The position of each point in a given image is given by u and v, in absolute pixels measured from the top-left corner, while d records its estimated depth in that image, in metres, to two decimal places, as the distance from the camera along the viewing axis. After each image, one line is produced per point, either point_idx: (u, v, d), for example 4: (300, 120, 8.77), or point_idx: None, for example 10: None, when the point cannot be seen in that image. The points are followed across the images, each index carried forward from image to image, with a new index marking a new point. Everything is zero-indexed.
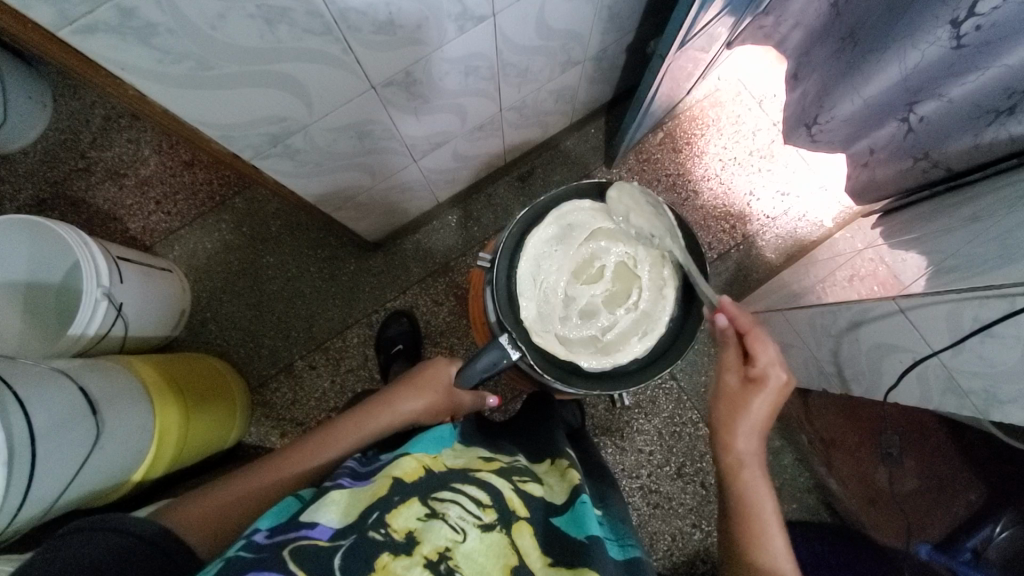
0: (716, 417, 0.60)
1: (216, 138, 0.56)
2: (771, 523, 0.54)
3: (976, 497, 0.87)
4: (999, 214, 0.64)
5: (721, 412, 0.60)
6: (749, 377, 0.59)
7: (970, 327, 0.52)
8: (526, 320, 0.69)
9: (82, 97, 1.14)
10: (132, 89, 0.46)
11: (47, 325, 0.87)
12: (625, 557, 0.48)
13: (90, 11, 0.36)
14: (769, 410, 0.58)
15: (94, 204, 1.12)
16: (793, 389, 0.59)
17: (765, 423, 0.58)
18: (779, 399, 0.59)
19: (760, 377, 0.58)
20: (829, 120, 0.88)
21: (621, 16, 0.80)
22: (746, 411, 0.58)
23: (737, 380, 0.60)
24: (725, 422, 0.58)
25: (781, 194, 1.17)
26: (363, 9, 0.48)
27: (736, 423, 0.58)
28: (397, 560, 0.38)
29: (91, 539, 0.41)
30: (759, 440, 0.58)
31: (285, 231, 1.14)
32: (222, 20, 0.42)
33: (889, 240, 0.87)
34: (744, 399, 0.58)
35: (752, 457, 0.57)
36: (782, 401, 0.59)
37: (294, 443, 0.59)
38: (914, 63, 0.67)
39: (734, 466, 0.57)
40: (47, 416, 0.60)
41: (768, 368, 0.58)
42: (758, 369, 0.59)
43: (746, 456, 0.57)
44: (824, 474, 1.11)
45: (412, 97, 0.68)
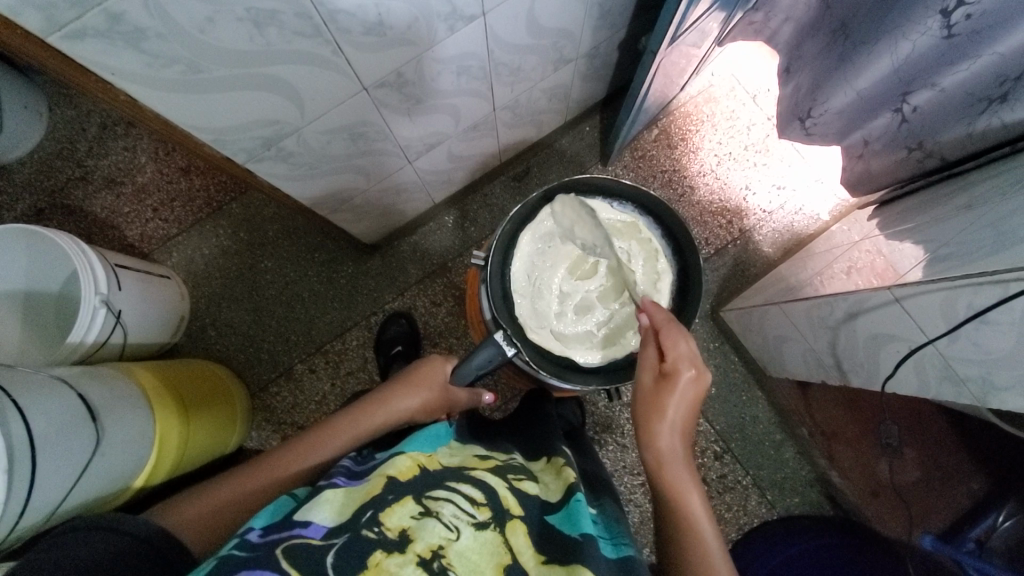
0: (636, 417, 0.58)
1: (209, 142, 0.56)
2: (700, 520, 0.53)
3: (977, 486, 0.92)
4: (993, 202, 0.64)
5: (640, 412, 0.58)
6: (661, 376, 0.57)
7: (966, 314, 0.52)
8: (521, 318, 0.69)
9: (78, 106, 1.15)
10: (123, 94, 0.46)
11: (46, 334, 0.87)
12: (618, 555, 0.47)
13: (78, 17, 0.36)
14: (689, 405, 0.56)
15: (91, 213, 1.13)
16: (709, 383, 0.56)
17: (686, 420, 0.56)
18: (697, 395, 0.56)
19: (670, 375, 0.56)
20: (823, 113, 0.88)
21: (612, 13, 0.80)
22: (662, 411, 0.55)
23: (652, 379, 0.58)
24: (643, 423, 0.57)
25: (777, 188, 1.17)
26: (352, 11, 0.48)
27: (653, 424, 0.56)
28: (390, 558, 0.38)
29: (95, 538, 0.43)
30: (683, 437, 0.56)
31: (282, 235, 1.14)
32: (211, 23, 0.42)
33: (885, 230, 0.87)
34: (657, 400, 0.56)
35: (675, 455, 0.56)
36: (703, 394, 0.56)
37: (292, 440, 0.59)
38: (905, 53, 0.67)
39: (660, 467, 0.56)
40: (47, 424, 0.60)
41: (679, 364, 0.56)
42: (669, 367, 0.56)
43: (668, 456, 0.56)
44: (827, 467, 1.09)
45: (404, 98, 0.68)
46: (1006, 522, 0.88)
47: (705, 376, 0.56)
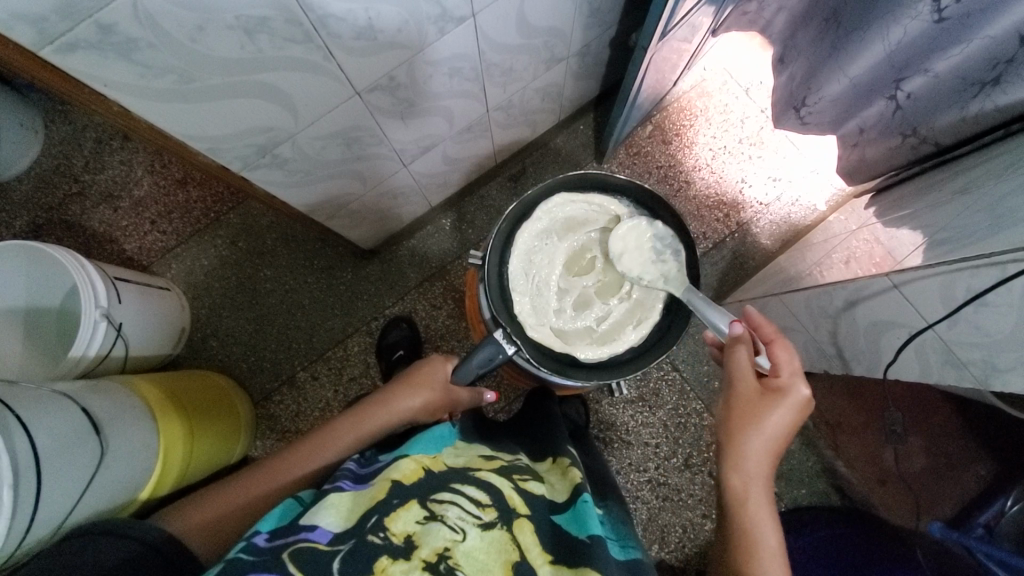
0: (726, 430, 0.56)
1: (203, 151, 0.56)
2: (772, 556, 0.50)
3: (985, 471, 0.92)
4: (988, 186, 0.64)
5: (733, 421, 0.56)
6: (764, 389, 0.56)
7: (964, 296, 0.52)
8: (520, 316, 0.69)
9: (74, 121, 1.15)
10: (118, 105, 0.47)
11: (48, 350, 0.87)
12: (626, 557, 0.48)
13: (69, 29, 0.36)
14: (786, 429, 0.55)
15: (90, 227, 1.13)
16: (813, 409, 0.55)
17: (779, 443, 0.55)
18: (797, 417, 0.55)
19: (778, 390, 0.55)
20: (817, 102, 0.88)
21: (602, 11, 0.80)
22: (761, 423, 0.54)
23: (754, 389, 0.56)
24: (738, 431, 0.55)
25: (772, 180, 1.17)
26: (342, 15, 0.48)
27: (750, 434, 0.54)
28: (395, 564, 0.38)
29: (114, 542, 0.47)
30: (770, 461, 0.55)
31: (280, 243, 1.15)
32: (202, 32, 0.42)
33: (882, 218, 0.87)
34: (756, 413, 0.55)
35: (759, 481, 0.54)
36: (800, 421, 0.55)
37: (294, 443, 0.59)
38: (897, 39, 0.67)
39: (742, 488, 0.53)
40: (50, 437, 0.60)
41: (791, 381, 0.56)
42: (778, 380, 0.56)
43: (754, 478, 0.54)
44: (833, 459, 1.09)
45: (398, 102, 0.69)
46: (1016, 506, 0.87)
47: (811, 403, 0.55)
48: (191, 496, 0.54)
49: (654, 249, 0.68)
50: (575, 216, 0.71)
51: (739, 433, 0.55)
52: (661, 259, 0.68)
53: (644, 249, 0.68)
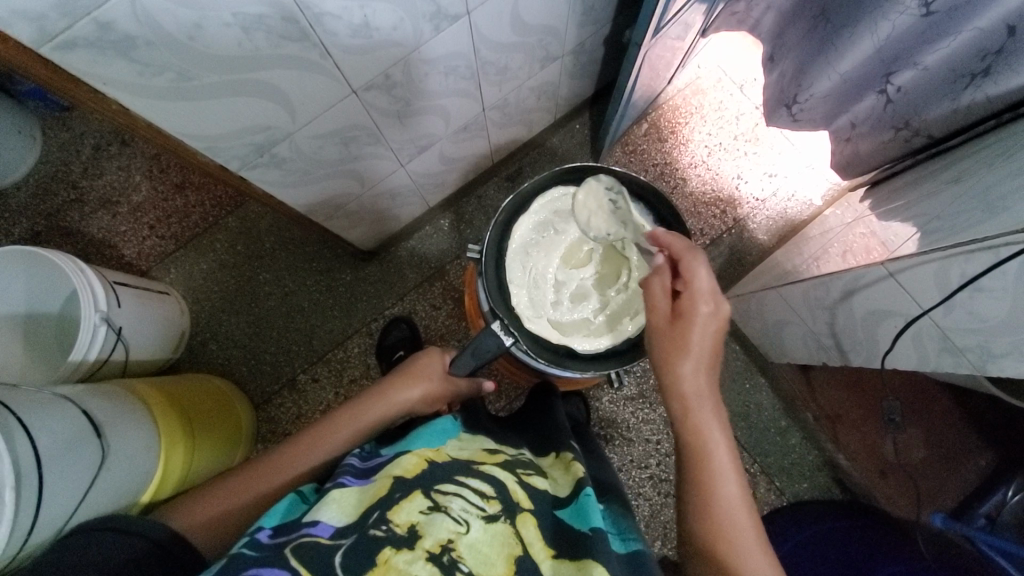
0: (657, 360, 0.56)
1: (202, 150, 0.57)
2: (725, 466, 0.51)
3: (985, 461, 0.93)
4: (980, 174, 0.65)
5: (659, 352, 0.55)
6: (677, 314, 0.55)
7: (958, 282, 0.53)
8: (517, 307, 0.68)
9: (72, 128, 1.16)
10: (116, 104, 0.47)
11: (47, 356, 0.87)
12: (627, 550, 0.48)
13: (68, 27, 0.37)
14: (710, 343, 0.54)
15: (89, 233, 1.13)
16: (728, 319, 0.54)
17: (708, 358, 0.54)
18: (716, 331, 0.54)
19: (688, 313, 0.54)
20: (808, 98, 0.88)
21: (595, 9, 0.81)
22: (685, 348, 0.54)
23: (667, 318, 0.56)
24: (663, 361, 0.55)
25: (768, 176, 1.18)
26: (338, 14, 0.49)
27: (675, 363, 0.54)
28: (399, 554, 0.38)
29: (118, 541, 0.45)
30: (707, 378, 0.54)
31: (280, 246, 1.15)
32: (200, 30, 0.43)
33: (876, 210, 0.88)
34: (674, 344, 0.54)
35: (701, 400, 0.53)
36: (722, 333, 0.55)
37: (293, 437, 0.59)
38: (886, 34, 0.68)
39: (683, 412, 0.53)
40: (51, 439, 0.60)
41: (695, 302, 0.55)
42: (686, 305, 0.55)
43: (692, 398, 0.53)
44: (834, 451, 1.07)
45: (394, 101, 0.69)
46: (1017, 496, 0.87)
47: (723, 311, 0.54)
48: (194, 491, 0.54)
49: (607, 202, 0.69)
50: (591, 204, 0.69)
51: (664, 364, 0.54)
52: (618, 212, 0.69)
53: (599, 203, 0.69)
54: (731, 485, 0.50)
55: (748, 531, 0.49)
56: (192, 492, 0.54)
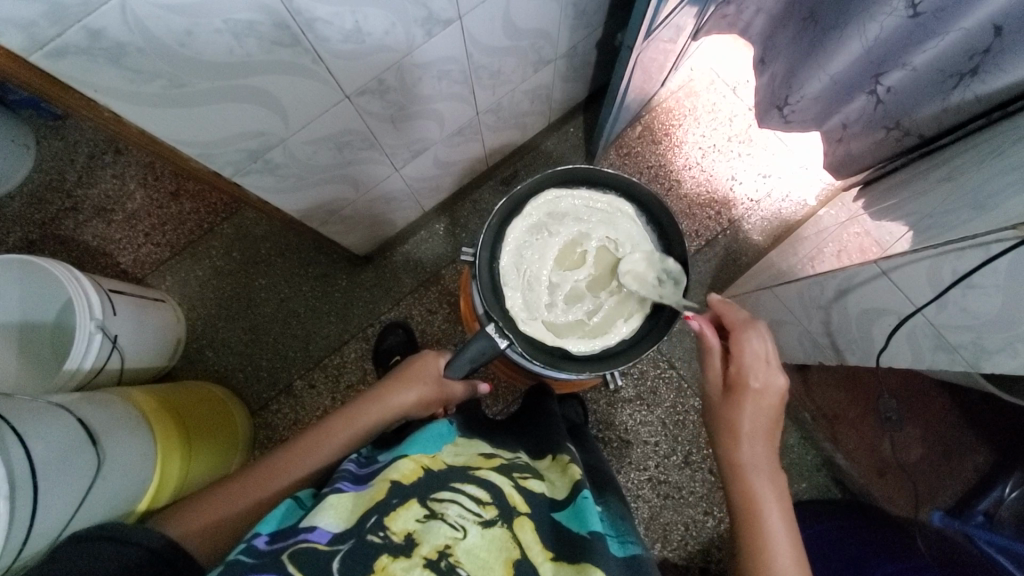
0: (715, 429, 0.60)
1: (195, 156, 0.56)
2: (778, 531, 0.52)
3: (983, 460, 0.92)
4: (970, 172, 0.66)
5: (716, 425, 0.60)
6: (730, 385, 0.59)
7: (950, 279, 0.53)
8: (511, 310, 0.69)
9: (66, 137, 1.16)
10: (108, 110, 0.47)
11: (43, 365, 0.87)
12: (626, 553, 0.48)
13: (59, 34, 0.37)
14: (765, 414, 0.58)
15: (83, 242, 1.13)
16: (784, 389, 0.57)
17: (763, 431, 0.57)
18: (768, 403, 0.58)
19: (739, 384, 0.58)
20: (799, 100, 0.89)
21: (587, 12, 0.82)
22: (738, 419, 0.57)
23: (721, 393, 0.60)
24: (720, 432, 0.59)
25: (762, 176, 1.18)
26: (328, 19, 0.49)
27: (730, 434, 0.57)
28: (396, 562, 0.38)
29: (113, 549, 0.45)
30: (765, 448, 0.57)
31: (275, 253, 1.15)
32: (190, 36, 0.43)
33: (869, 209, 0.88)
34: (727, 413, 0.58)
35: (757, 466, 0.56)
36: (777, 408, 0.58)
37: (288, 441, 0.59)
38: (875, 35, 0.68)
39: (738, 475, 0.56)
40: (47, 449, 0.60)
41: (746, 373, 0.58)
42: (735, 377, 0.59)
43: (749, 468, 0.56)
44: (832, 450, 1.08)
45: (387, 105, 0.69)
46: (1014, 493, 0.88)
47: (776, 386, 0.58)
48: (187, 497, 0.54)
49: (657, 274, 0.69)
50: (641, 266, 0.69)
51: (721, 430, 0.58)
52: (661, 284, 0.68)
53: (648, 272, 0.69)
54: (784, 551, 0.51)
55: None
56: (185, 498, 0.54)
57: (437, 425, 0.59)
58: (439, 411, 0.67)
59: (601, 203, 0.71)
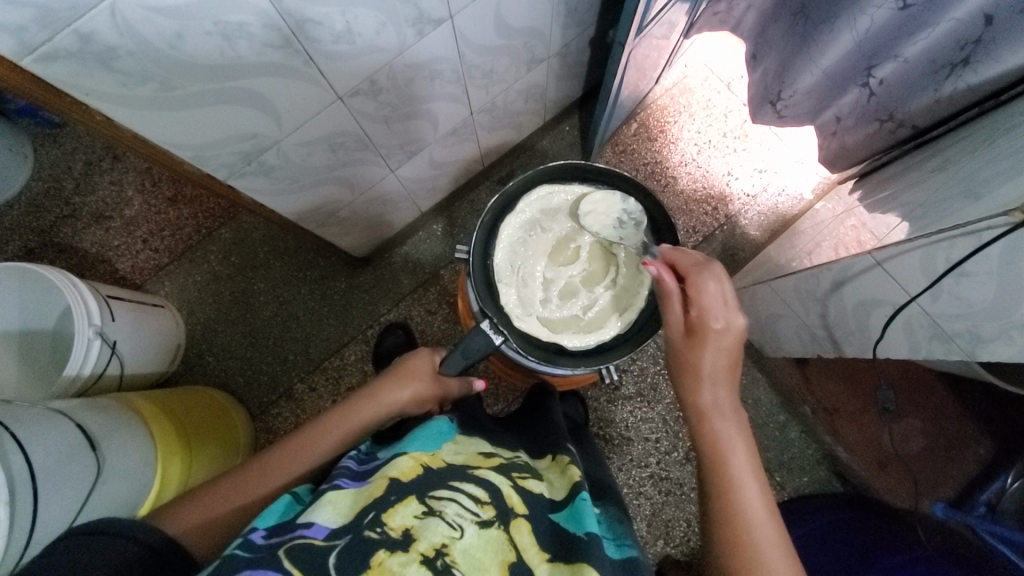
0: (677, 373, 0.57)
1: (189, 159, 0.57)
2: (744, 471, 0.51)
3: (984, 450, 0.95)
4: (963, 161, 0.66)
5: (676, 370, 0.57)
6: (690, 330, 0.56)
7: (944, 266, 0.53)
8: (507, 306, 0.69)
9: (63, 145, 1.16)
10: (100, 114, 0.47)
11: (43, 372, 0.87)
12: (622, 555, 0.48)
13: (49, 39, 0.37)
14: (726, 356, 0.54)
15: (82, 249, 1.13)
16: (743, 329, 0.54)
17: (724, 371, 0.55)
18: (729, 345, 0.54)
19: (700, 328, 0.55)
20: (792, 95, 0.89)
21: (579, 10, 0.82)
22: (699, 363, 0.54)
23: (680, 337, 0.57)
24: (681, 379, 0.56)
25: (758, 171, 1.18)
26: (319, 20, 0.49)
27: (690, 379, 0.55)
28: (393, 556, 0.38)
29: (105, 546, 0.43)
30: (727, 387, 0.55)
31: (273, 256, 1.15)
32: (181, 39, 0.43)
33: (865, 201, 0.88)
34: (689, 357, 0.55)
35: (720, 411, 0.54)
36: (738, 347, 0.55)
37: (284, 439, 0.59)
38: (865, 28, 0.68)
39: (703, 419, 0.54)
40: (46, 454, 0.60)
41: (707, 317, 0.54)
42: (695, 321, 0.55)
43: (711, 410, 0.54)
44: (833, 445, 1.04)
45: (381, 106, 0.70)
46: (1016, 483, 0.89)
47: (737, 327, 0.54)
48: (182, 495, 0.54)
49: (618, 216, 0.70)
50: (601, 207, 0.70)
51: (683, 377, 0.56)
52: (623, 224, 0.70)
53: (609, 213, 0.70)
54: (751, 490, 0.50)
55: (769, 537, 0.48)
56: (180, 497, 0.53)
57: (431, 422, 0.58)
58: (435, 407, 0.67)
59: (595, 198, 0.71)
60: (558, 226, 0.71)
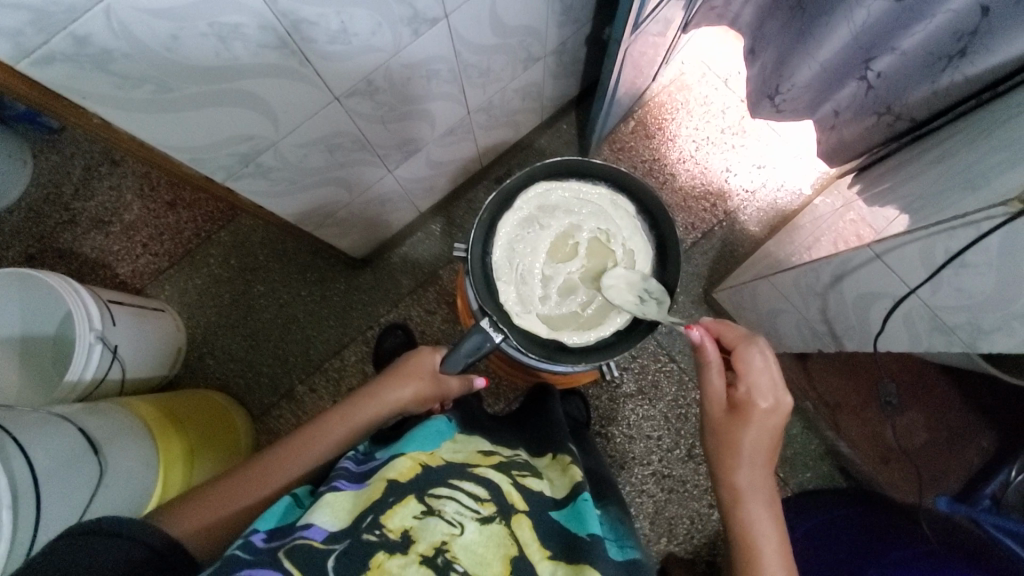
0: (716, 449, 0.59)
1: (186, 161, 0.57)
2: (773, 556, 0.54)
3: (987, 443, 0.95)
4: (961, 153, 0.66)
5: (715, 449, 0.59)
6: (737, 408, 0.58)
7: (943, 258, 0.53)
8: (506, 305, 0.69)
9: (62, 150, 1.16)
10: (97, 117, 0.47)
11: (46, 376, 0.87)
12: (624, 557, 0.48)
13: (46, 42, 0.37)
14: (769, 436, 0.57)
15: (82, 254, 1.13)
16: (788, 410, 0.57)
17: (763, 453, 0.57)
18: (773, 425, 0.57)
19: (747, 407, 0.58)
20: (790, 89, 0.89)
21: (574, 8, 0.82)
22: (739, 444, 0.57)
23: (722, 414, 0.59)
24: (720, 458, 0.58)
25: (756, 167, 1.18)
26: (314, 20, 0.49)
27: (730, 460, 0.57)
28: (391, 559, 0.38)
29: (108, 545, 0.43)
30: (762, 468, 0.57)
31: (273, 258, 1.15)
32: (176, 41, 0.43)
33: (864, 194, 0.88)
34: (731, 435, 0.58)
35: (755, 493, 0.57)
36: (781, 427, 0.58)
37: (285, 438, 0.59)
38: (862, 20, 0.68)
39: (738, 499, 0.57)
40: (47, 457, 0.60)
41: (753, 396, 0.58)
42: (742, 398, 0.58)
43: (748, 491, 0.57)
44: (835, 438, 1.04)
45: (377, 105, 0.70)
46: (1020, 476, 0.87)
47: (784, 406, 0.57)
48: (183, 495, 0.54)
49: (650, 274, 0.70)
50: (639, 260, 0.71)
51: (723, 454, 0.58)
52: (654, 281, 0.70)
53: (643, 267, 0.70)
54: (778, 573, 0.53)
55: None
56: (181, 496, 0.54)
57: (428, 421, 0.58)
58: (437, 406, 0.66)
59: (593, 194, 0.71)
60: (557, 223, 0.71)
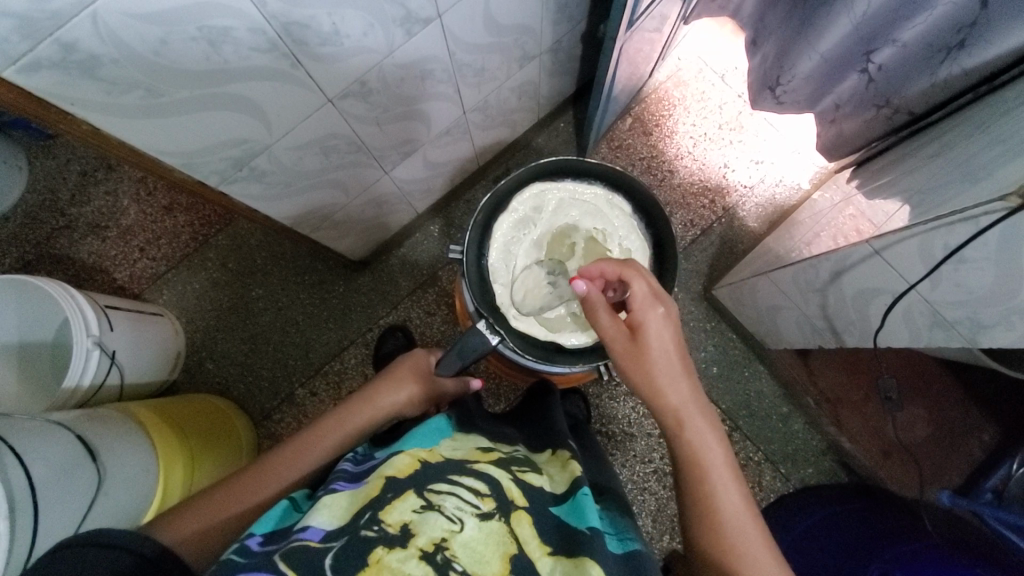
0: (628, 375, 0.56)
1: (178, 166, 0.56)
2: (725, 478, 0.50)
3: (988, 437, 0.95)
4: (960, 145, 0.66)
5: (631, 376, 0.56)
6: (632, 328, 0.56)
7: (942, 253, 0.52)
8: (502, 306, 0.69)
9: (57, 156, 1.16)
10: (86, 123, 0.47)
11: (43, 383, 0.87)
12: (624, 549, 0.47)
13: (32, 49, 0.37)
14: (674, 343, 0.55)
15: (79, 259, 1.13)
16: (678, 314, 0.56)
17: (678, 362, 0.55)
18: (675, 334, 0.55)
19: (639, 325, 0.55)
20: (791, 80, 0.88)
21: (570, 5, 0.82)
22: (652, 360, 0.54)
23: (625, 338, 0.56)
24: (643, 382, 0.54)
25: (755, 163, 1.18)
26: (306, 22, 0.49)
27: (652, 379, 0.54)
28: (391, 553, 0.38)
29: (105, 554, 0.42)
30: (688, 384, 0.54)
31: (271, 262, 1.15)
32: (164, 45, 0.43)
33: (862, 188, 0.87)
34: (642, 354, 0.55)
35: (687, 406, 0.53)
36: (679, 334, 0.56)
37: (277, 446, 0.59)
38: (862, 11, 0.68)
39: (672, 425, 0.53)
40: (46, 467, 0.60)
41: (643, 313, 0.55)
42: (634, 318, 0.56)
43: (680, 408, 0.53)
44: (837, 435, 1.04)
45: (372, 106, 0.69)
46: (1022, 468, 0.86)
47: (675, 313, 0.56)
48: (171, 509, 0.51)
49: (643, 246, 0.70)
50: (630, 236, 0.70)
51: (642, 379, 0.55)
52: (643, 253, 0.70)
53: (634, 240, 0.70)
54: (733, 498, 0.49)
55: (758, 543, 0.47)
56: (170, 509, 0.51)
57: (428, 419, 0.59)
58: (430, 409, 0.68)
59: (588, 193, 0.71)
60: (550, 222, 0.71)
